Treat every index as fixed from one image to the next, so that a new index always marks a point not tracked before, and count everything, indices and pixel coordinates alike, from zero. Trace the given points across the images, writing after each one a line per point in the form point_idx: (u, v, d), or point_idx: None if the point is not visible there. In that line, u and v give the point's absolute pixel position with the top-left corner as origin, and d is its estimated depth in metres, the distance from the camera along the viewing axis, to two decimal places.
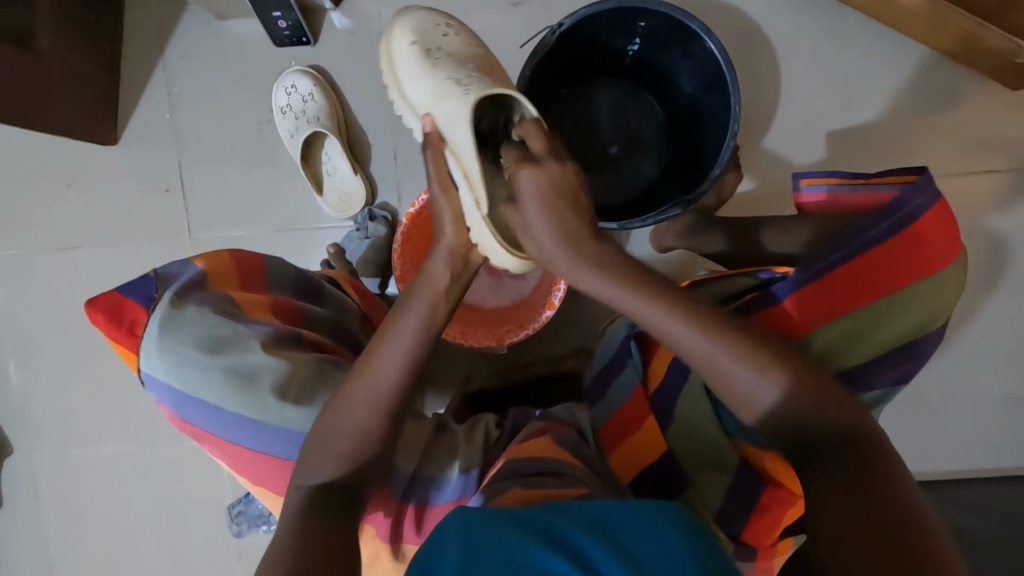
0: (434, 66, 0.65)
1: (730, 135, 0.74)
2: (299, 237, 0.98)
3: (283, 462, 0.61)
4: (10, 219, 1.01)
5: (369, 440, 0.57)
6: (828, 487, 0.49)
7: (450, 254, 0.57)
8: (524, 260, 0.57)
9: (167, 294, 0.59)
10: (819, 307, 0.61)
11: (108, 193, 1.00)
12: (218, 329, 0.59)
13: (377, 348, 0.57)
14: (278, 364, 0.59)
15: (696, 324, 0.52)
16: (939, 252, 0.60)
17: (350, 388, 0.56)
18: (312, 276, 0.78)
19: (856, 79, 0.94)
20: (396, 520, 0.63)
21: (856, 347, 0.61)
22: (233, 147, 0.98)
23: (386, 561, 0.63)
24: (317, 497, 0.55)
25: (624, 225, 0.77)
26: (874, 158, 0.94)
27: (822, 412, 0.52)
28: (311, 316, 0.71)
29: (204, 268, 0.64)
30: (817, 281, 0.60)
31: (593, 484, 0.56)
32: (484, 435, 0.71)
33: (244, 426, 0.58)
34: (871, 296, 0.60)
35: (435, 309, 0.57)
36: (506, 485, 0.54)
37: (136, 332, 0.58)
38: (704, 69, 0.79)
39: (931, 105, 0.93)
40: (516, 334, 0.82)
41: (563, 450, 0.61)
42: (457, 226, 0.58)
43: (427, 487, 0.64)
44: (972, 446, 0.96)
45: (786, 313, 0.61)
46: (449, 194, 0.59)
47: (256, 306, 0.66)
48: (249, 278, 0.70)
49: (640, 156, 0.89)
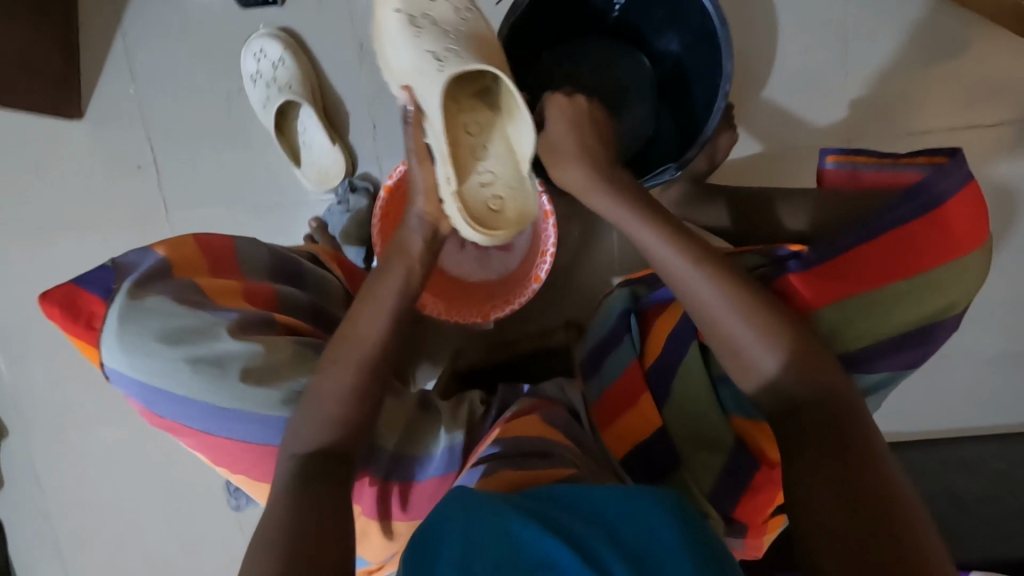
0: (418, 36, 0.65)
1: (721, 96, 0.72)
2: (283, 212, 0.95)
3: (260, 446, 0.60)
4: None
5: (358, 402, 0.58)
6: (806, 456, 0.50)
7: (421, 220, 0.64)
8: (489, 236, 0.60)
9: (124, 285, 0.57)
10: (832, 289, 0.59)
11: (82, 175, 0.97)
12: (180, 318, 0.56)
13: (360, 312, 0.61)
14: (250, 349, 0.58)
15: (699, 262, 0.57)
16: (963, 237, 0.59)
17: (337, 350, 0.60)
18: (289, 254, 0.77)
19: (853, 33, 0.90)
20: (383, 499, 0.62)
21: (862, 328, 0.60)
22: (205, 121, 0.94)
23: (375, 538, 0.64)
24: (307, 466, 0.55)
25: None
26: (873, 118, 0.92)
27: (806, 382, 0.53)
28: (287, 297, 0.70)
29: (167, 256, 0.62)
30: (828, 262, 0.60)
31: (585, 465, 0.56)
32: (469, 411, 0.72)
33: (218, 415, 0.57)
34: (886, 279, 0.59)
35: (409, 279, 0.63)
36: (495, 466, 0.53)
37: (95, 326, 0.55)
38: (697, 22, 0.75)
39: (933, 55, 0.90)
40: (502, 309, 0.80)
41: (553, 429, 0.60)
42: (428, 197, 0.64)
43: (411, 462, 0.64)
44: (966, 405, 0.97)
45: (796, 293, 0.60)
46: (426, 167, 0.63)
47: (225, 293, 0.63)
48: (218, 263, 0.67)
49: None
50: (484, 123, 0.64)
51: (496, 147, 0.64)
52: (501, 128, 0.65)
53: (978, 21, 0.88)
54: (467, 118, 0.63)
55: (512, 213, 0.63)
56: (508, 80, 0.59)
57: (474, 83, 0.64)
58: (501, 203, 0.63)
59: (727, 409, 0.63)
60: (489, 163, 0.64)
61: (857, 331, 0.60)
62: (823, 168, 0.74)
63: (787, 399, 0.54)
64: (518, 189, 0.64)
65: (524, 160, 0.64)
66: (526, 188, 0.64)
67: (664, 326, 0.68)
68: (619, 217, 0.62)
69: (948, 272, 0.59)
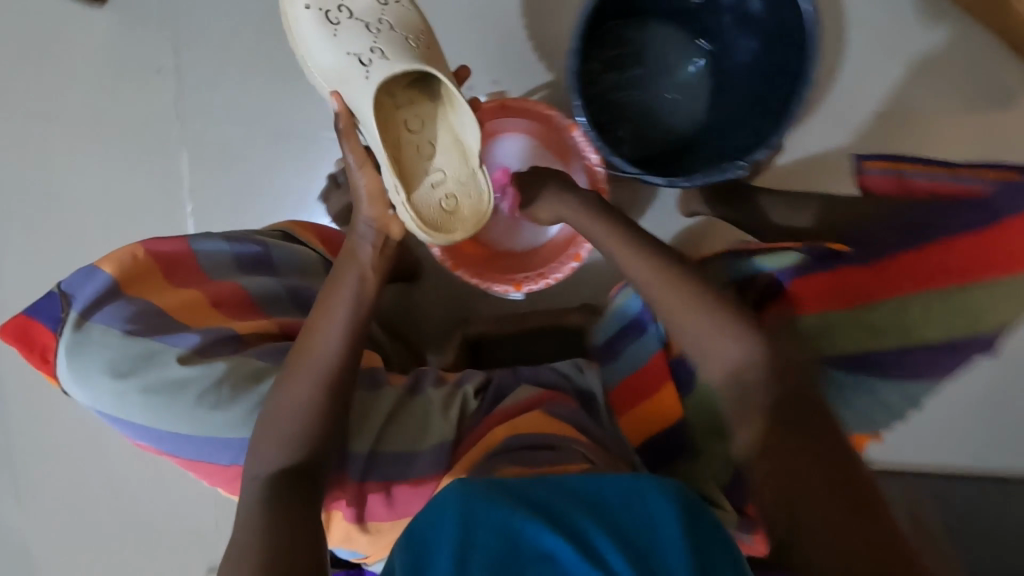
0: (337, 34, 0.64)
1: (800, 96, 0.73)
2: (298, 144, 1.04)
3: (224, 467, 0.59)
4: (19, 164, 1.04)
5: (317, 415, 0.57)
6: (779, 466, 0.51)
7: (370, 228, 0.63)
8: (440, 239, 0.58)
9: (71, 315, 0.54)
10: (818, 295, 0.64)
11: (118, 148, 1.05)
12: (128, 348, 0.54)
13: (315, 322, 0.60)
14: (203, 373, 0.56)
15: (678, 289, 0.60)
16: (1001, 259, 0.55)
17: (295, 361, 0.58)
18: (255, 236, 0.71)
19: (892, 49, 0.93)
20: (361, 504, 0.61)
21: (878, 335, 0.61)
22: (233, 51, 1.03)
23: (361, 537, 0.63)
24: (278, 483, 0.55)
25: (671, 180, 0.78)
26: (889, 131, 0.94)
27: (779, 401, 0.54)
28: (259, 295, 0.67)
29: (115, 275, 0.57)
30: (832, 273, 0.64)
31: (597, 459, 0.57)
32: (462, 406, 0.70)
33: (180, 440, 0.57)
34: (904, 288, 0.60)
35: (363, 287, 0.62)
36: (502, 461, 0.56)
37: (49, 358, 0.55)
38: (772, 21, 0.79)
39: (954, 90, 0.93)
40: (536, 282, 0.86)
41: (563, 424, 0.62)
42: (374, 205, 0.62)
43: (390, 462, 0.63)
44: (936, 435, 0.98)
45: (800, 295, 0.65)
46: (365, 171, 0.61)
47: (184, 310, 0.60)
48: (177, 270, 0.62)
49: (687, 104, 0.89)
50: (426, 117, 0.62)
51: (443, 142, 0.62)
52: (447, 121, 0.62)
53: (1003, 66, 0.92)
54: (408, 115, 0.61)
55: (467, 212, 0.60)
56: (451, 84, 0.59)
57: (412, 82, 0.62)
58: (455, 203, 0.60)
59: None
60: (440, 160, 0.61)
61: (841, 333, 0.63)
62: (864, 174, 0.73)
63: (762, 417, 0.54)
64: (470, 186, 0.61)
65: (473, 153, 0.61)
66: (479, 185, 0.61)
67: None
68: (593, 232, 0.68)
69: (970, 296, 0.56)
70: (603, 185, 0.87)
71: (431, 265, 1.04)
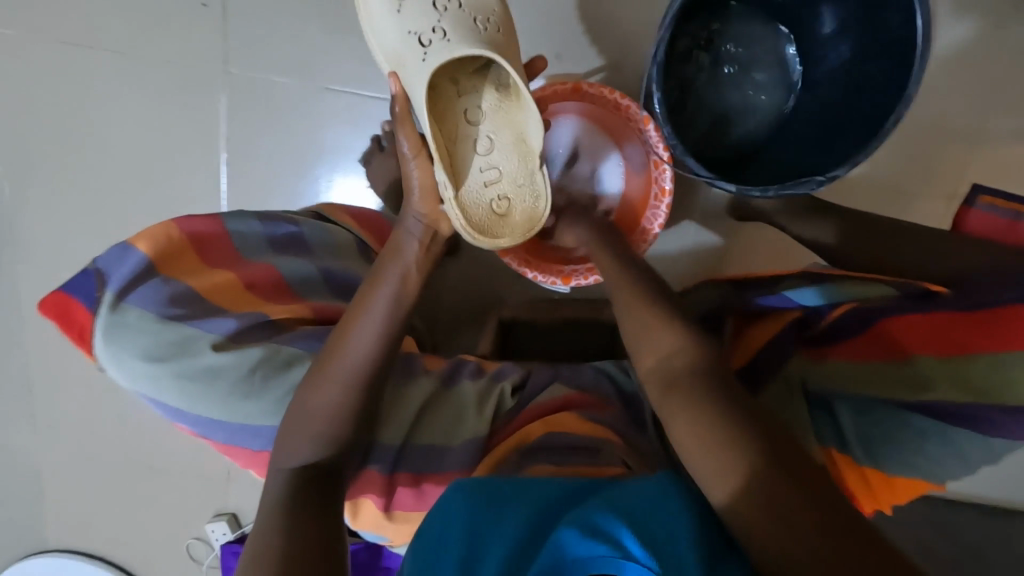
0: (401, 9, 0.58)
1: (895, 115, 0.66)
2: (342, 101, 1.08)
3: (255, 453, 0.59)
4: (97, 95, 1.08)
5: (344, 418, 0.56)
6: (777, 527, 0.45)
7: (419, 224, 0.59)
8: (481, 241, 0.54)
9: (108, 295, 0.52)
10: (860, 346, 0.59)
11: (189, 89, 1.08)
12: (165, 333, 0.53)
13: (350, 323, 0.57)
14: (239, 362, 0.55)
15: (667, 328, 0.60)
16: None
17: (325, 362, 0.56)
18: (287, 215, 0.68)
19: (946, 78, 0.94)
20: (391, 495, 0.62)
21: (983, 389, 0.51)
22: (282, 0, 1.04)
23: (387, 525, 0.64)
24: (297, 482, 0.54)
25: (743, 189, 0.72)
26: (951, 151, 0.95)
27: (765, 457, 0.49)
28: (294, 276, 0.65)
29: (150, 253, 0.55)
30: (932, 315, 0.55)
31: (632, 461, 0.61)
32: (497, 403, 0.69)
33: (213, 426, 0.56)
34: (1011, 343, 0.50)
35: (403, 287, 0.59)
36: (536, 460, 0.60)
37: (86, 338, 0.52)
38: (872, 30, 0.72)
39: (999, 128, 0.95)
40: (583, 277, 0.84)
41: (599, 426, 0.65)
42: (426, 199, 0.59)
43: (422, 455, 0.64)
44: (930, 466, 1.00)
45: (887, 334, 0.58)
46: (421, 162, 0.57)
47: (221, 292, 0.58)
48: (213, 250, 0.60)
49: (763, 109, 0.85)
50: (488, 109, 0.57)
51: (502, 136, 0.57)
52: (508, 115, 0.57)
53: None
54: (469, 105, 0.57)
55: (519, 217, 0.57)
56: (515, 73, 0.53)
57: (477, 69, 0.57)
58: (507, 206, 0.57)
59: (822, 438, 0.59)
60: (496, 158, 0.57)
61: (881, 387, 0.57)
62: (970, 209, 0.68)
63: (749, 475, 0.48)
64: (526, 188, 0.58)
65: (533, 154, 0.57)
66: (536, 188, 0.58)
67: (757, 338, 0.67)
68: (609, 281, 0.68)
69: (1007, 363, 0.50)
70: (670, 185, 0.82)
71: (471, 244, 1.05)
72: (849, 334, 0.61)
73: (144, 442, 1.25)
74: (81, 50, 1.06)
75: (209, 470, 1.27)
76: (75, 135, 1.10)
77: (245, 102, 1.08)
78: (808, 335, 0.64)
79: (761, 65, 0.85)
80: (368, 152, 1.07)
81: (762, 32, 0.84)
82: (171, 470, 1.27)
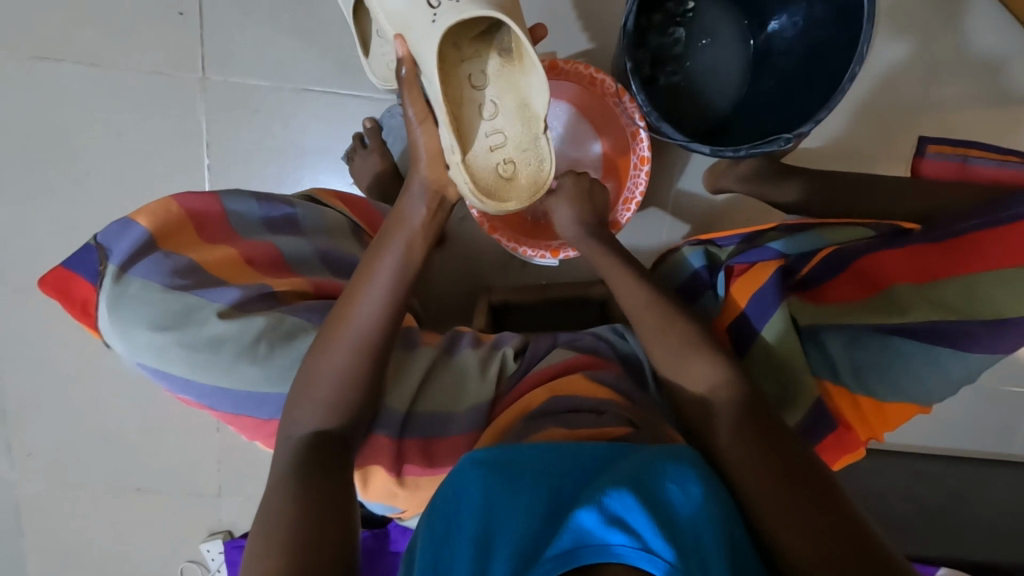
0: None
1: (847, 77, 0.73)
2: (322, 101, 1.09)
3: (262, 422, 0.59)
4: (70, 110, 1.08)
5: (353, 381, 0.57)
6: (755, 480, 0.55)
7: (426, 190, 0.61)
8: (495, 208, 0.59)
9: (111, 267, 0.54)
10: (844, 286, 0.63)
11: (165, 98, 1.08)
12: (165, 303, 0.54)
13: (357, 290, 0.58)
14: (242, 330, 0.55)
15: (654, 304, 0.67)
16: (1007, 255, 0.53)
17: (331, 327, 0.57)
18: (284, 198, 0.70)
19: (898, 56, 1.00)
20: (402, 460, 0.63)
21: (942, 309, 0.56)
22: (260, 7, 1.05)
23: (400, 493, 0.65)
24: (307, 448, 0.54)
25: (716, 151, 0.78)
26: (903, 121, 1.02)
27: (747, 416, 0.59)
28: (292, 253, 0.65)
29: (149, 229, 0.57)
30: (903, 249, 0.59)
31: (636, 420, 0.64)
32: (499, 367, 0.73)
33: (217, 396, 0.56)
34: (967, 264, 0.55)
35: (409, 253, 0.60)
36: (542, 424, 0.62)
37: (91, 311, 0.54)
38: (822, 4, 0.80)
39: (948, 102, 1.01)
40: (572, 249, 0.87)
41: (604, 388, 0.68)
42: (432, 164, 0.61)
43: (429, 420, 0.66)
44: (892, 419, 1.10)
45: (863, 268, 0.62)
46: (427, 128, 0.60)
47: (221, 266, 0.59)
48: (210, 228, 0.61)
49: (727, 86, 0.92)
50: (490, 73, 0.60)
51: (507, 101, 0.61)
52: (511, 79, 0.60)
53: (994, 85, 1.00)
54: (473, 70, 0.60)
55: (524, 180, 0.61)
56: (525, 39, 0.56)
57: (480, 37, 0.60)
58: (512, 169, 0.61)
59: (815, 369, 0.64)
60: (500, 121, 0.60)
61: (867, 314, 0.61)
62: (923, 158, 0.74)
63: (745, 438, 0.57)
64: (529, 152, 0.61)
65: (536, 119, 0.60)
66: (540, 152, 0.61)
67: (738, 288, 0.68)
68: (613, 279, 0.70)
69: (979, 283, 0.54)
70: (646, 152, 0.86)
71: (457, 235, 1.07)
72: (834, 279, 0.64)
73: (131, 464, 1.22)
74: (55, 63, 1.06)
75: (199, 490, 1.24)
76: (48, 151, 1.08)
77: (226, 107, 1.08)
78: (789, 283, 0.66)
79: (721, 44, 0.92)
80: (351, 151, 1.08)
81: (722, 16, 0.92)
82: (159, 492, 1.23)
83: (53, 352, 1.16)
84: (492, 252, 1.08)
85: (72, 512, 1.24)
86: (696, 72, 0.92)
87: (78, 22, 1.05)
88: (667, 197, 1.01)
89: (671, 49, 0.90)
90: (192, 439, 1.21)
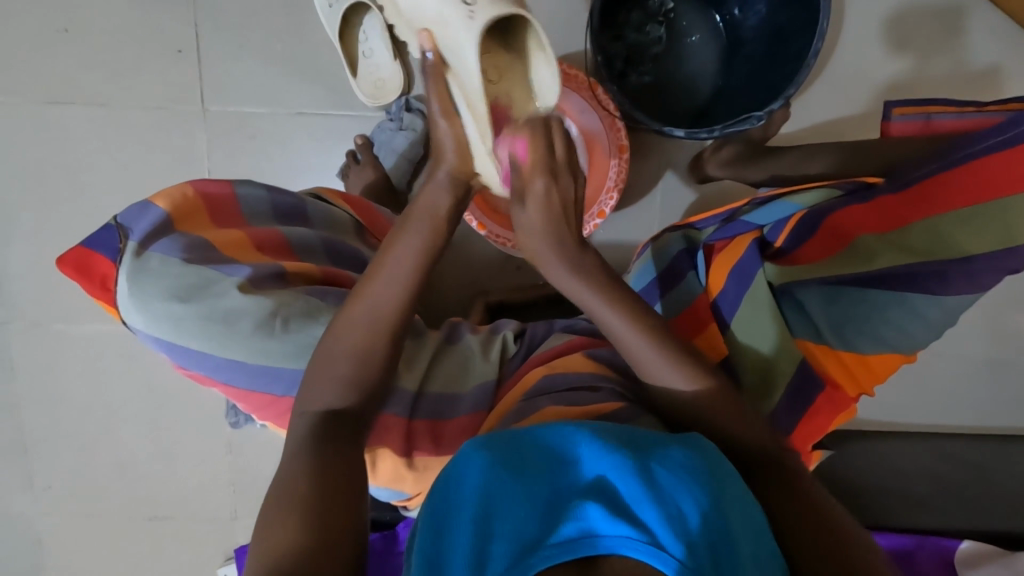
0: None
1: (811, 55, 0.81)
2: (318, 122, 1.14)
3: (274, 399, 0.64)
4: (79, 148, 1.14)
5: (369, 362, 0.61)
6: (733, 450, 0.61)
7: (452, 177, 0.62)
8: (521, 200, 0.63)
9: (130, 244, 0.59)
10: (821, 244, 0.65)
11: (168, 131, 1.13)
12: (185, 277, 0.59)
13: (375, 274, 0.61)
14: (257, 306, 0.60)
15: (617, 308, 0.63)
16: (965, 195, 0.54)
17: (349, 311, 0.61)
18: (295, 195, 0.76)
19: (870, 39, 1.03)
20: (410, 440, 0.67)
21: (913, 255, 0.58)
22: (256, 40, 1.12)
23: (408, 475, 0.68)
24: (318, 427, 0.59)
25: (692, 133, 0.82)
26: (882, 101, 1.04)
27: (717, 413, 0.62)
28: (301, 241, 0.72)
29: (168, 211, 0.62)
30: (867, 204, 0.62)
31: (630, 397, 0.66)
32: (501, 349, 0.78)
33: (231, 369, 0.61)
34: (928, 210, 0.57)
35: (432, 242, 0.62)
36: (540, 401, 0.64)
37: (109, 287, 0.59)
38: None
39: (925, 81, 1.04)
40: None
41: (599, 365, 0.70)
42: (460, 155, 0.62)
43: (435, 402, 0.70)
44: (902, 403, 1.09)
45: (839, 222, 0.64)
46: (452, 121, 0.61)
47: (234, 247, 0.65)
48: (223, 213, 0.68)
49: (700, 75, 0.96)
50: (503, 70, 0.64)
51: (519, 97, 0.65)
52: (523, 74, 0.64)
53: (971, 60, 1.03)
54: (491, 68, 0.63)
55: None
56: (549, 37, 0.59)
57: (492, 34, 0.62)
58: None
59: (798, 330, 0.66)
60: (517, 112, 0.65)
61: (839, 267, 0.63)
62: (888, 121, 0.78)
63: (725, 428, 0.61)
64: None
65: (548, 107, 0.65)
66: None
67: (724, 260, 0.71)
68: (590, 306, 0.63)
69: (943, 227, 0.56)
70: (624, 141, 0.91)
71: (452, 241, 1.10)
72: (820, 231, 0.65)
73: (147, 487, 1.23)
74: (64, 105, 1.12)
75: (213, 514, 1.24)
76: (59, 188, 1.14)
77: (225, 134, 1.14)
78: (769, 250, 0.69)
79: (691, 33, 0.96)
80: (345, 167, 1.12)
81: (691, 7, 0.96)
82: (176, 518, 1.25)
83: (70, 382, 1.19)
84: (487, 255, 1.11)
85: (92, 544, 1.25)
86: (670, 61, 0.95)
87: (85, 66, 1.12)
88: (656, 189, 1.03)
89: (645, 40, 0.94)
90: (206, 461, 1.22)
